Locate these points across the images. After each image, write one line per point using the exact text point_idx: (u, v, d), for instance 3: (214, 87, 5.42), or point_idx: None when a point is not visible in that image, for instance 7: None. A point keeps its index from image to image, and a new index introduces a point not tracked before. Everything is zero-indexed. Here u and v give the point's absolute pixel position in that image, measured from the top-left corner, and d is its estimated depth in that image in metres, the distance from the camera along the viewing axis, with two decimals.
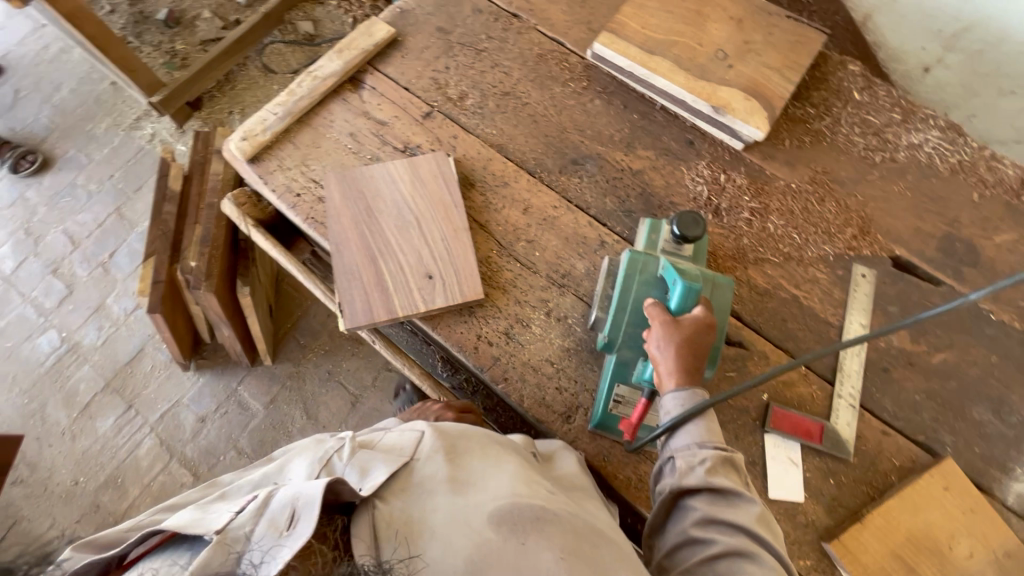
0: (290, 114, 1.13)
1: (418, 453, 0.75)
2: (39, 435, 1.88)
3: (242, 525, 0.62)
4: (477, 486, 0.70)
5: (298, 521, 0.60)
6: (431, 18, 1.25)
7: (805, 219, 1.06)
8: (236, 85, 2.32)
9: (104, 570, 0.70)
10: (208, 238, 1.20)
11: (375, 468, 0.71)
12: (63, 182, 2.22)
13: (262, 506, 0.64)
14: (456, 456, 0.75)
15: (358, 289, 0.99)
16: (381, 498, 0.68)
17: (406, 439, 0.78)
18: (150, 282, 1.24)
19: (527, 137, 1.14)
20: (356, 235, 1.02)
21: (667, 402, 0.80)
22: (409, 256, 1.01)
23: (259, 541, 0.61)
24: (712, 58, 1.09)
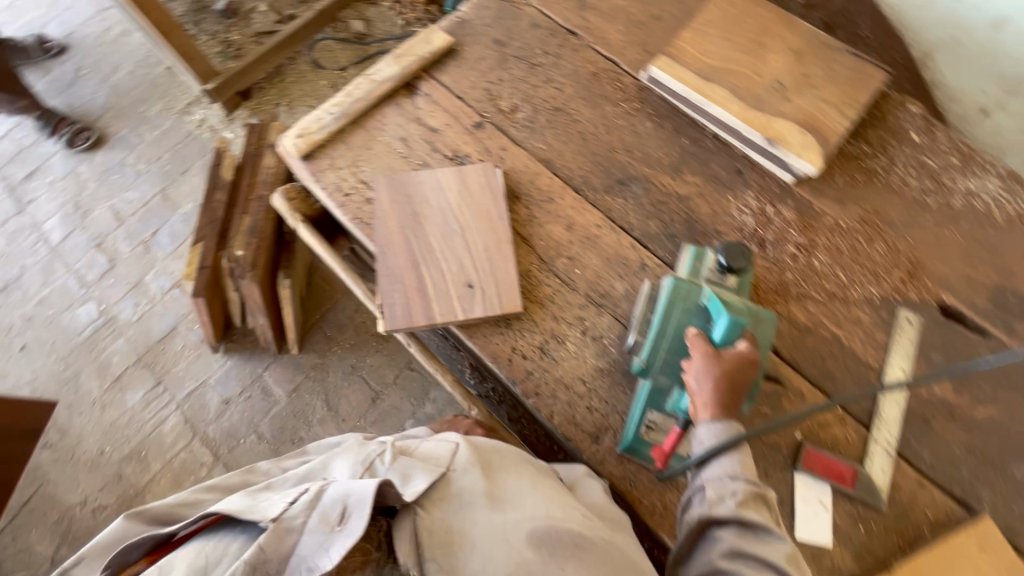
0: (345, 115, 1.16)
1: (454, 464, 0.80)
2: (71, 403, 1.94)
3: (295, 516, 0.68)
4: (517, 504, 0.75)
5: (350, 517, 0.68)
6: (488, 30, 1.27)
7: (852, 259, 1.05)
8: (285, 78, 2.38)
9: (154, 544, 0.76)
10: (256, 230, 1.25)
11: (414, 476, 0.76)
12: (113, 160, 2.30)
13: (313, 499, 0.70)
14: (495, 472, 0.80)
15: (399, 293, 1.00)
16: (422, 506, 0.74)
17: (442, 448, 0.83)
18: (196, 268, 1.28)
19: (575, 155, 1.15)
20: (401, 238, 1.04)
21: (701, 432, 0.80)
22: (451, 264, 1.02)
23: (311, 532, 0.67)
24: (769, 89, 1.09)
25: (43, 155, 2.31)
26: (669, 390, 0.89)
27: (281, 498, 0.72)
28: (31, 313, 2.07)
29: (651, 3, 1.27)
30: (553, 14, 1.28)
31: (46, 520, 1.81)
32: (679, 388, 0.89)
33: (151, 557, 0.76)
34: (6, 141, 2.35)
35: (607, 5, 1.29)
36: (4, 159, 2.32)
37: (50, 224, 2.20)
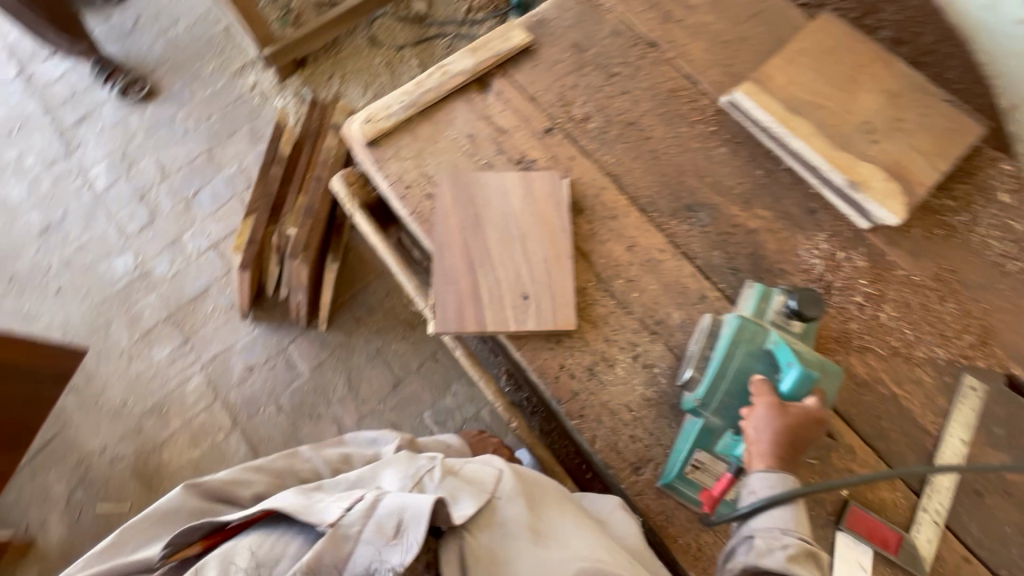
0: (415, 105, 1.14)
1: (498, 491, 0.87)
2: (100, 351, 1.97)
3: (352, 524, 0.76)
4: (562, 542, 0.81)
5: (406, 531, 0.74)
6: (568, 33, 1.24)
7: (921, 317, 1.01)
8: (341, 51, 2.36)
9: (209, 530, 0.83)
10: (311, 211, 1.33)
11: (462, 499, 0.83)
12: (163, 114, 2.31)
13: (369, 508, 0.77)
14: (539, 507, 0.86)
15: (452, 295, 0.98)
16: (469, 531, 0.81)
17: (486, 473, 0.89)
18: (247, 241, 1.34)
19: (643, 173, 1.12)
20: (460, 239, 1.02)
21: (753, 481, 0.77)
22: (507, 272, 1.00)
23: (367, 542, 0.75)
24: (857, 129, 1.05)
25: (96, 102, 2.33)
26: (721, 432, 0.87)
27: (336, 502, 0.80)
28: (70, 257, 2.10)
29: (740, 23, 1.23)
30: (637, 24, 1.24)
31: (65, 462, 1.85)
32: (731, 431, 0.86)
33: (207, 541, 0.83)
34: (61, 83, 2.36)
35: (693, 19, 1.24)
36: (58, 101, 2.34)
37: (97, 170, 2.22)
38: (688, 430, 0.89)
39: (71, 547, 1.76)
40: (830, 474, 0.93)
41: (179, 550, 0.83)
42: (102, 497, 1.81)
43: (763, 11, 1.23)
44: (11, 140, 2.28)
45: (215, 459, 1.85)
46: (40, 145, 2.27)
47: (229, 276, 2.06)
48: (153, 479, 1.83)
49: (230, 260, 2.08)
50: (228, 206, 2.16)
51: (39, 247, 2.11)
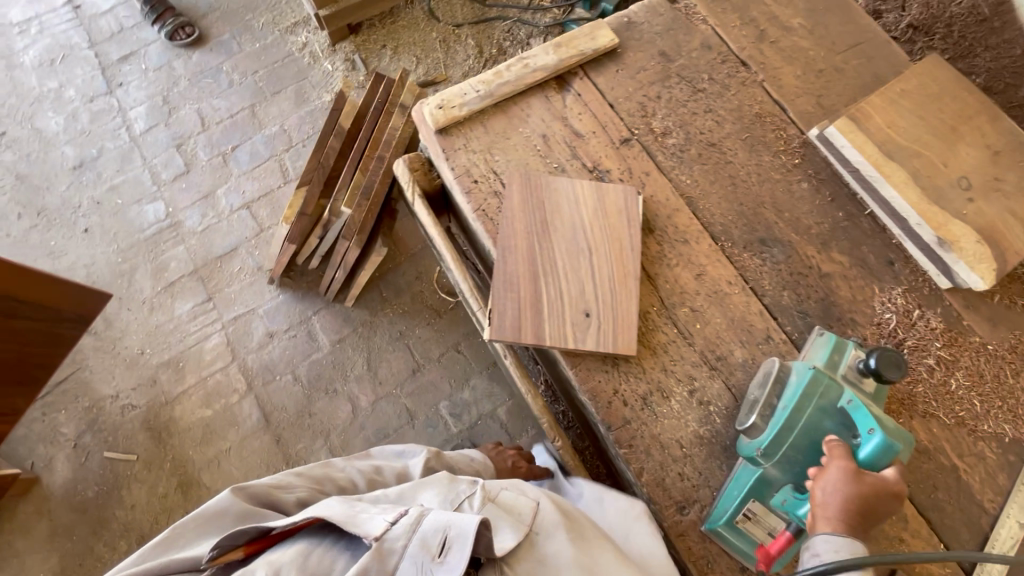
0: (491, 96, 1.09)
1: (536, 526, 0.86)
2: (122, 297, 1.95)
3: (397, 538, 0.75)
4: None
5: (450, 551, 0.74)
6: (656, 40, 1.18)
7: (994, 389, 0.96)
8: (397, 20, 2.29)
9: (254, 535, 0.78)
10: (370, 192, 1.41)
11: (503, 530, 0.83)
12: (209, 63, 2.25)
13: (413, 524, 0.77)
14: (579, 537, 0.85)
15: (511, 303, 0.94)
16: (507, 562, 0.81)
17: (524, 505, 0.89)
18: (296, 212, 1.50)
19: (719, 199, 1.07)
20: (525, 246, 0.98)
21: (815, 543, 0.72)
22: (571, 286, 0.96)
23: (411, 558, 0.74)
24: (953, 183, 0.99)
25: (142, 41, 2.27)
26: (779, 485, 0.83)
27: (379, 515, 0.78)
28: (101, 197, 2.07)
29: (838, 52, 1.16)
30: (729, 39, 1.18)
31: (77, 403, 1.84)
32: (791, 486, 0.82)
33: (250, 548, 0.78)
34: (109, 18, 2.31)
35: (789, 42, 1.18)
36: (104, 36, 2.28)
37: (136, 112, 2.17)
38: (743, 477, 0.85)
39: (75, 489, 1.75)
40: (880, 541, 0.89)
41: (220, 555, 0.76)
42: (111, 443, 1.80)
43: (864, 43, 1.17)
44: (53, 70, 2.23)
45: (226, 421, 1.83)
46: (82, 79, 2.22)
47: (259, 238, 2.02)
48: (162, 433, 1.82)
49: (262, 222, 2.04)
50: (265, 166, 2.11)
51: (71, 184, 2.08)
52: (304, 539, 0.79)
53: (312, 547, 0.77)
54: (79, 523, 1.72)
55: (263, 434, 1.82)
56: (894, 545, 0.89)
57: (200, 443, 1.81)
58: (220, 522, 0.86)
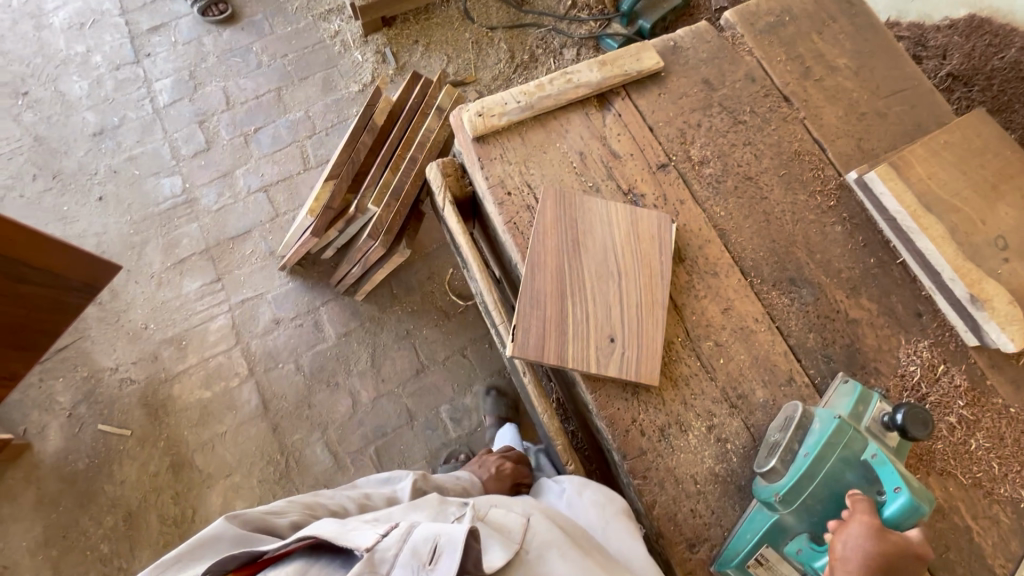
0: (531, 108, 1.08)
1: (525, 543, 0.82)
2: (131, 269, 1.93)
3: (388, 548, 0.72)
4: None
5: (442, 556, 0.72)
6: (701, 66, 1.17)
7: (1013, 453, 0.95)
8: (431, 18, 2.28)
9: (244, 560, 0.75)
10: (400, 192, 1.41)
11: (492, 546, 0.78)
12: (239, 42, 2.23)
13: (403, 535, 0.74)
14: (571, 547, 0.82)
15: (536, 321, 0.93)
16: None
17: (513, 521, 0.85)
18: (322, 205, 1.44)
19: (752, 233, 1.06)
20: (555, 264, 0.97)
21: None
22: (598, 310, 0.94)
23: (403, 566, 0.71)
24: (990, 242, 0.98)
25: (174, 14, 2.26)
26: (795, 533, 0.82)
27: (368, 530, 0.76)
28: (118, 167, 2.05)
29: (882, 97, 1.15)
30: (774, 73, 1.17)
31: (75, 372, 1.82)
32: (807, 535, 0.81)
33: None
34: None
35: (833, 82, 1.17)
36: (136, 4, 2.27)
37: (162, 84, 2.16)
38: (757, 521, 0.84)
39: (66, 460, 1.73)
40: None
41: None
42: (106, 416, 1.78)
43: (908, 90, 1.16)
44: (81, 33, 2.21)
45: (224, 404, 1.81)
46: (109, 46, 2.20)
47: (274, 223, 2.01)
48: (159, 410, 1.80)
49: (278, 207, 2.03)
50: (286, 151, 2.09)
51: (90, 150, 2.06)
52: (299, 559, 0.75)
53: (307, 567, 0.74)
54: (66, 494, 1.70)
55: (260, 421, 1.80)
56: None
57: (196, 424, 1.79)
58: (216, 547, 0.82)
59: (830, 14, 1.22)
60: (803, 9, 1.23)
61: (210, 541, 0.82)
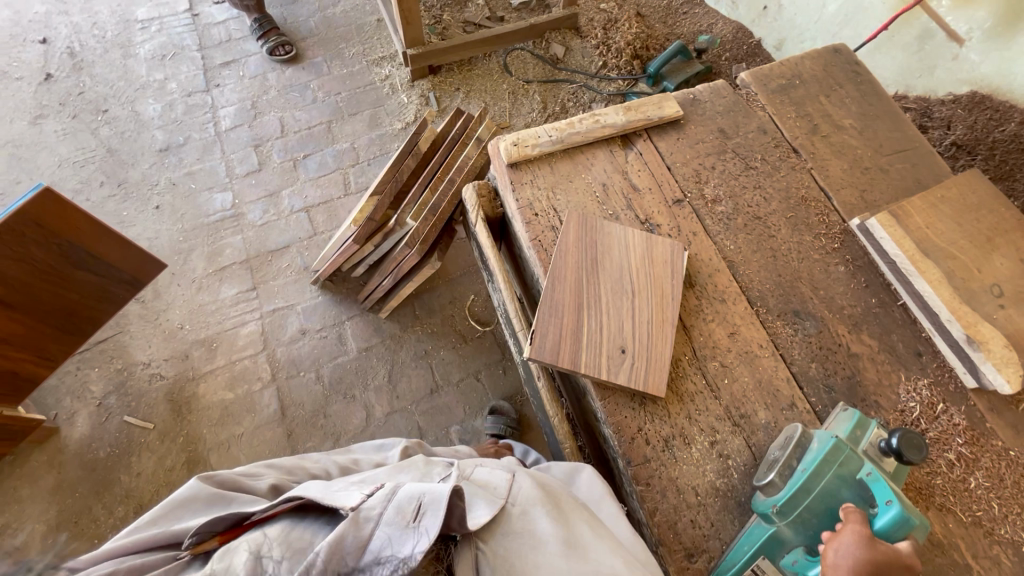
0: (562, 142, 1.20)
1: (510, 498, 0.89)
2: (176, 272, 2.07)
3: (372, 508, 0.78)
4: (578, 551, 0.81)
5: (424, 515, 0.76)
6: (717, 117, 1.29)
7: (1012, 496, 0.96)
8: (473, 69, 2.51)
9: (227, 525, 0.82)
10: (437, 210, 1.54)
11: (477, 503, 0.86)
12: (299, 79, 2.47)
13: (387, 495, 0.80)
14: (556, 508, 0.87)
15: (553, 327, 1.01)
16: (481, 539, 0.84)
17: (498, 478, 0.92)
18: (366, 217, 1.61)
19: (760, 267, 1.13)
20: (574, 279, 1.05)
21: None
22: (611, 323, 1.02)
23: (388, 524, 0.76)
24: (985, 288, 1.04)
25: (244, 52, 2.52)
26: (791, 546, 0.84)
27: (354, 492, 0.82)
28: (177, 180, 2.24)
29: (884, 155, 1.25)
30: (784, 128, 1.29)
31: (111, 364, 1.92)
32: (803, 548, 0.84)
33: (225, 537, 0.82)
34: (221, 28, 2.59)
35: (838, 139, 1.28)
36: (213, 42, 2.55)
37: (226, 111, 2.39)
38: (755, 533, 0.86)
39: (89, 447, 1.79)
40: None
41: (198, 545, 0.81)
42: (132, 408, 1.86)
43: (910, 150, 1.26)
44: (161, 63, 2.48)
45: (244, 406, 1.88)
46: (184, 76, 2.46)
47: (311, 240, 2.15)
48: (182, 407, 1.87)
49: (317, 226, 2.17)
50: (330, 177, 2.26)
51: (154, 163, 2.26)
52: (285, 519, 0.81)
53: (294, 525, 0.80)
54: (84, 481, 1.74)
55: (276, 426, 1.85)
56: None
57: (215, 423, 1.85)
58: (192, 506, 0.92)
59: (838, 81, 1.35)
60: (813, 75, 1.36)
61: (188, 500, 0.92)
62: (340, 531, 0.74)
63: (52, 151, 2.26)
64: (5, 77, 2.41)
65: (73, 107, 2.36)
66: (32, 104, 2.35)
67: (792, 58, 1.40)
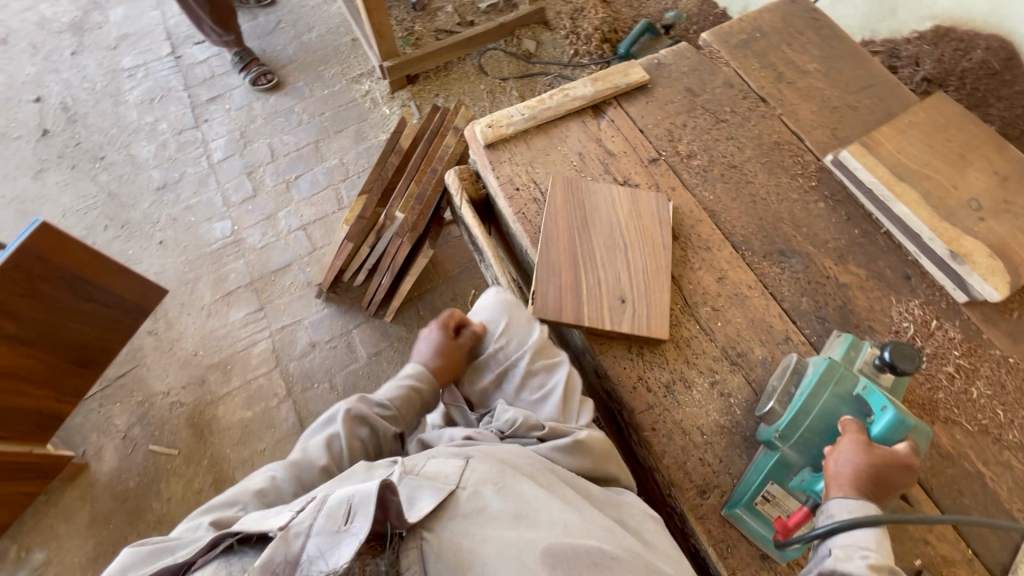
0: (534, 119, 1.24)
1: (463, 483, 0.75)
2: (184, 302, 2.13)
3: (301, 521, 0.65)
4: (529, 520, 0.72)
5: (356, 516, 0.63)
6: (684, 78, 1.33)
7: (1016, 399, 0.97)
8: (450, 74, 2.56)
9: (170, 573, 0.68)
10: (422, 200, 1.69)
11: (420, 497, 0.72)
12: (283, 105, 2.55)
13: (320, 504, 0.67)
14: (510, 479, 0.77)
15: (553, 286, 1.04)
16: (426, 527, 0.70)
17: (450, 467, 0.78)
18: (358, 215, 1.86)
19: (740, 214, 1.16)
20: (568, 238, 1.09)
21: (831, 505, 0.77)
22: (607, 276, 1.05)
23: (317, 534, 0.63)
24: (964, 204, 1.06)
25: (228, 86, 2.60)
26: (797, 468, 0.87)
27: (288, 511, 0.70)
28: (177, 215, 2.31)
29: (851, 93, 1.28)
30: (749, 80, 1.32)
31: (131, 398, 1.97)
32: (809, 468, 0.87)
33: None
34: (204, 66, 2.67)
35: (805, 83, 1.30)
36: (197, 80, 2.64)
37: (216, 144, 2.46)
38: (762, 463, 0.89)
39: (118, 478, 1.84)
40: (904, 540, 0.89)
41: None
42: (156, 437, 1.91)
43: (876, 85, 1.28)
44: (151, 107, 2.57)
45: (264, 423, 1.92)
46: (174, 115, 2.54)
47: (311, 256, 2.20)
48: (204, 430, 1.92)
49: (315, 242, 2.23)
50: (323, 194, 2.32)
51: (154, 202, 2.34)
52: (215, 562, 0.68)
53: (224, 566, 0.67)
54: (117, 512, 1.79)
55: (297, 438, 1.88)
56: (921, 546, 0.88)
57: (238, 442, 1.89)
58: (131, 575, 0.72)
59: (798, 29, 1.38)
60: (772, 26, 1.39)
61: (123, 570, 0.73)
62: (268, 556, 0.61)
63: (57, 202, 2.34)
64: (5, 138, 2.51)
65: (71, 157, 2.45)
66: (34, 160, 2.44)
67: (751, 14, 1.43)
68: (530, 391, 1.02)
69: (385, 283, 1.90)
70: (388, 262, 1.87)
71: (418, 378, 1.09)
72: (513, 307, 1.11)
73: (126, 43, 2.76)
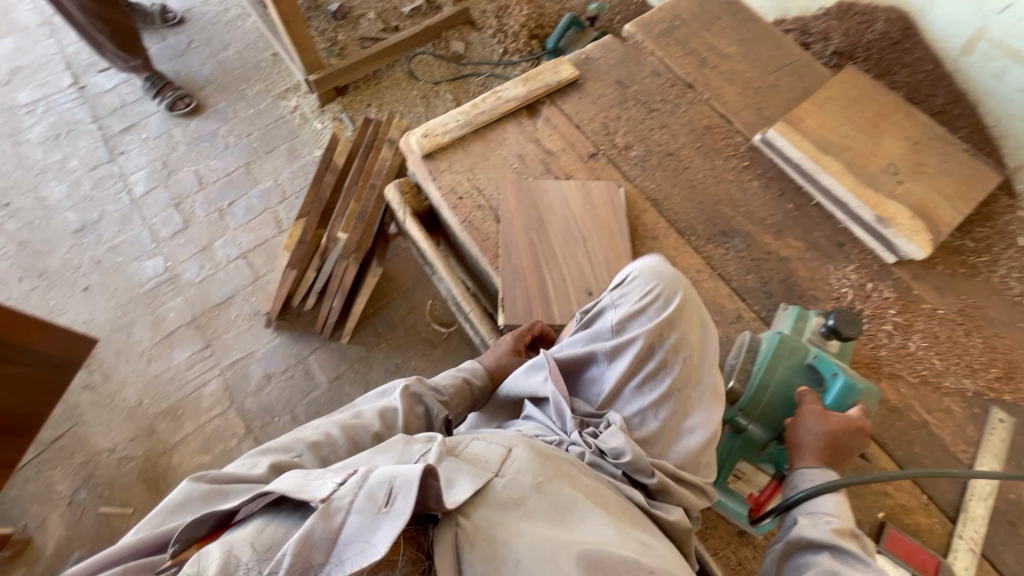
0: (470, 124, 1.23)
1: (503, 470, 0.69)
2: (121, 350, 1.99)
3: (343, 495, 0.60)
4: (565, 523, 0.65)
5: (398, 498, 0.58)
6: (612, 70, 1.34)
7: (948, 348, 1.04)
8: (380, 82, 2.50)
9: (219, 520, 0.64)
10: None
11: (459, 481, 0.66)
12: (206, 129, 2.41)
13: (360, 480, 0.62)
14: (549, 477, 0.70)
15: (520, 290, 1.05)
16: (463, 513, 0.64)
17: (491, 452, 0.72)
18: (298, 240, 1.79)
19: (682, 201, 1.18)
20: (526, 240, 1.09)
21: (798, 477, 0.80)
22: (570, 271, 1.06)
23: (357, 511, 0.58)
24: (883, 170, 1.12)
25: (142, 114, 2.44)
26: (763, 445, 0.90)
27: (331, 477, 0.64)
28: (101, 257, 2.15)
29: (771, 73, 1.33)
30: (675, 67, 1.34)
31: (73, 459, 1.82)
32: (774, 442, 0.90)
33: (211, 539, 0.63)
34: (112, 95, 2.49)
35: (727, 66, 1.34)
36: (106, 111, 2.46)
37: (137, 177, 2.30)
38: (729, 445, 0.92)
39: (68, 549, 1.69)
40: (865, 495, 0.94)
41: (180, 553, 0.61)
42: (106, 498, 1.77)
43: (792, 64, 1.34)
44: (56, 143, 2.38)
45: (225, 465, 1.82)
46: (84, 151, 2.36)
47: (255, 285, 2.10)
48: (159, 482, 1.79)
49: (258, 270, 2.13)
50: (260, 219, 2.22)
51: (72, 246, 2.16)
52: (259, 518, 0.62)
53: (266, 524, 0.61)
54: None
55: None
56: (881, 499, 0.94)
57: None
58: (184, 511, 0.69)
59: (714, 15, 1.42)
60: (691, 13, 1.42)
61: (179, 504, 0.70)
62: (306, 529, 0.56)
63: None
64: None
65: None
66: None
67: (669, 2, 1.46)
68: (673, 419, 0.82)
69: (337, 305, 1.84)
70: (337, 283, 1.81)
71: (473, 372, 1.04)
72: (701, 321, 0.88)
73: (19, 76, 2.54)
